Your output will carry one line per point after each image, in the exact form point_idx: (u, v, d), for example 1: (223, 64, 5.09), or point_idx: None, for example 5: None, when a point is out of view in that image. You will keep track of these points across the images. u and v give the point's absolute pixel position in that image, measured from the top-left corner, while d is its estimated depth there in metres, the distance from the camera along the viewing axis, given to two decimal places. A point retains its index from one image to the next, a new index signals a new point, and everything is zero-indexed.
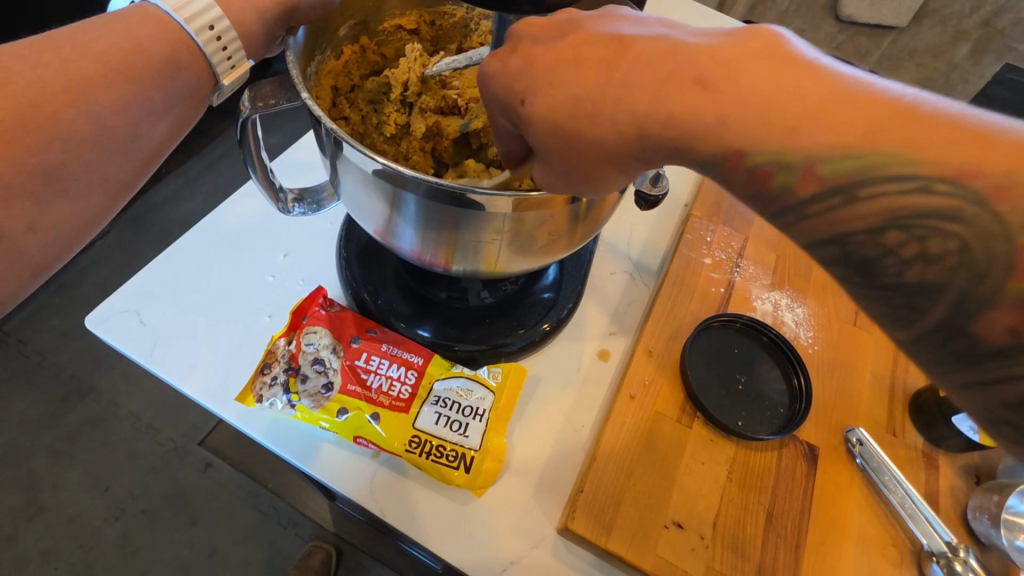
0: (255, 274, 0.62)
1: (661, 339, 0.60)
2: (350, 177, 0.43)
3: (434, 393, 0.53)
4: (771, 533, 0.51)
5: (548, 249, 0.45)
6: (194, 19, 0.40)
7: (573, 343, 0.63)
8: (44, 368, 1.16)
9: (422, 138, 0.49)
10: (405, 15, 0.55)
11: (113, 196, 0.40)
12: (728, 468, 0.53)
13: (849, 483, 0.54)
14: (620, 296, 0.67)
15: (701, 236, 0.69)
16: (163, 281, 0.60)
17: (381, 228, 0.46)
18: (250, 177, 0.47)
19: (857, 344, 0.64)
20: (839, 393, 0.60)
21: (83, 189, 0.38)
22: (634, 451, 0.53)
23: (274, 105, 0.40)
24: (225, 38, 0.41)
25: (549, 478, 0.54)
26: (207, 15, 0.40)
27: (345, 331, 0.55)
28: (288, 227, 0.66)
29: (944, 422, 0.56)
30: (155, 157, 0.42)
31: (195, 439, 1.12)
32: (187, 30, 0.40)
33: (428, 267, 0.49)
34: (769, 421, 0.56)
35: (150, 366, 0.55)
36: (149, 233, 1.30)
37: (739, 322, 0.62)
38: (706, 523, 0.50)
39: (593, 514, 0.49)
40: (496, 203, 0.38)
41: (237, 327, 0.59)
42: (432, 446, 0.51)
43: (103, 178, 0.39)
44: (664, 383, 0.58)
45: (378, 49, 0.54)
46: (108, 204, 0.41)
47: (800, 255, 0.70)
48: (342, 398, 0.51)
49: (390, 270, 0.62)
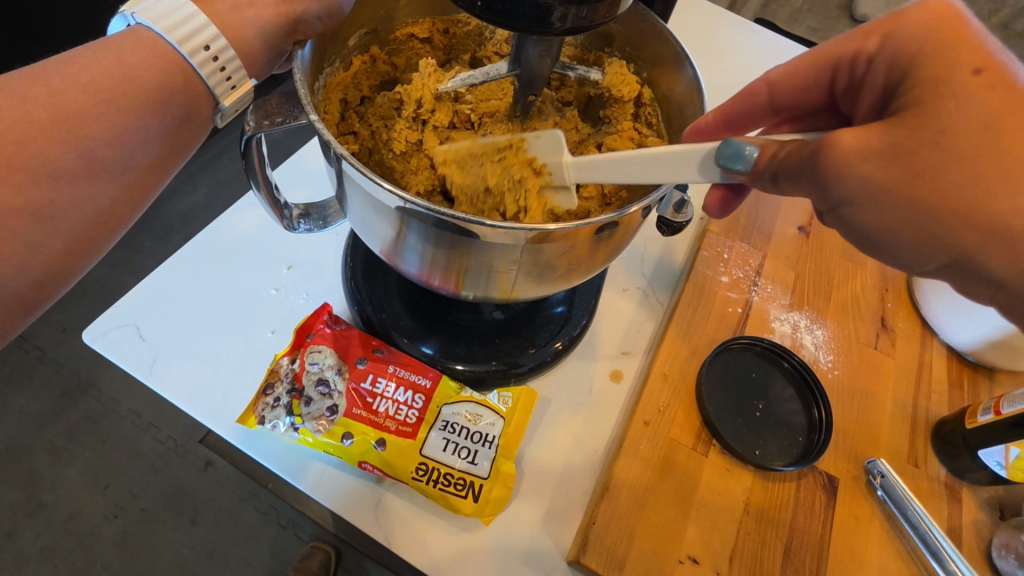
0: (258, 287, 0.60)
1: (676, 363, 0.58)
2: (358, 197, 0.41)
3: (442, 417, 0.51)
4: (788, 569, 0.49)
5: (566, 277, 0.44)
6: (188, 40, 0.38)
7: (586, 363, 0.61)
8: (45, 364, 1.14)
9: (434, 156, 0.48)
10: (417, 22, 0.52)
11: (108, 225, 0.39)
12: (745, 499, 0.52)
13: (869, 516, 0.53)
14: (633, 314, 0.65)
15: (718, 253, 0.67)
16: (163, 293, 0.58)
17: (389, 249, 0.44)
18: (254, 192, 0.45)
19: (879, 368, 0.62)
20: (859, 421, 0.58)
21: (84, 221, 0.37)
22: (648, 480, 0.51)
23: (280, 123, 0.38)
24: (223, 59, 0.39)
25: (560, 505, 0.53)
26: (203, 36, 0.38)
27: (351, 351, 0.53)
28: (294, 238, 0.64)
29: (970, 455, 0.54)
30: (151, 184, 0.41)
31: (195, 438, 1.10)
32: (181, 53, 0.38)
33: (436, 290, 0.47)
34: (788, 450, 0.55)
35: (149, 384, 0.54)
36: (153, 228, 1.28)
37: (759, 346, 0.60)
38: (722, 558, 0.49)
39: (606, 549, 0.47)
40: (509, 234, 0.36)
41: (238, 342, 0.57)
42: (440, 474, 0.49)
43: (99, 206, 0.38)
44: (678, 409, 0.56)
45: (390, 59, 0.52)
46: (107, 235, 0.40)
47: (820, 274, 0.67)
48: (347, 422, 0.50)
49: (397, 286, 0.60)
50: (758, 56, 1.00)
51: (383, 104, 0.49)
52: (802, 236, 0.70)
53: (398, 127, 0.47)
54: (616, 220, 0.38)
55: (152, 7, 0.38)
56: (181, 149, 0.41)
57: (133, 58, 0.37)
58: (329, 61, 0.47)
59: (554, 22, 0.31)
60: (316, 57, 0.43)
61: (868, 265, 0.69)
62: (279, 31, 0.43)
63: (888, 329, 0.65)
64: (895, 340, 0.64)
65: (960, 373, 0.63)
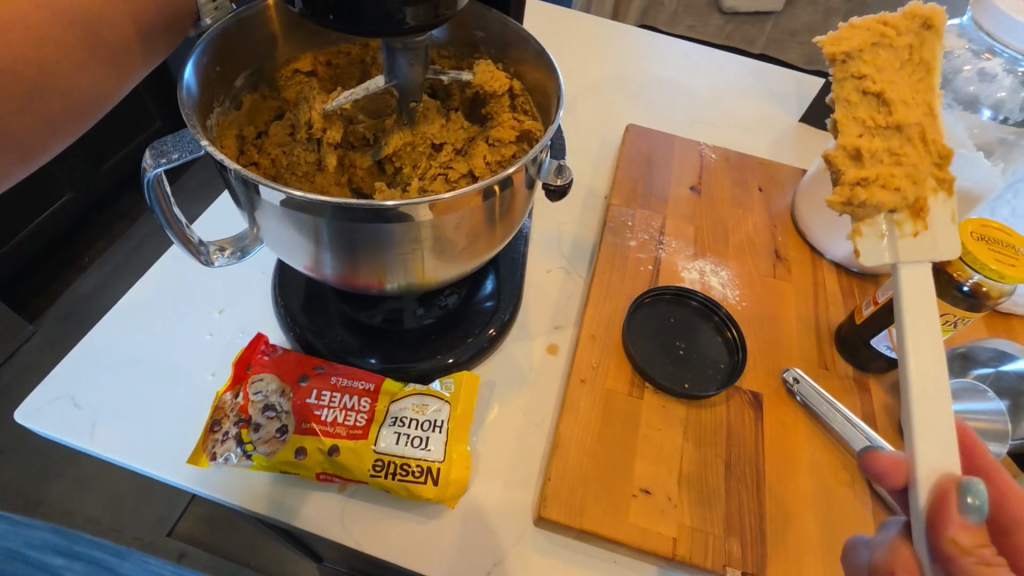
0: (191, 334, 0.61)
1: (601, 323, 0.63)
2: (267, 212, 0.44)
3: (390, 414, 0.53)
4: (732, 481, 0.53)
5: (471, 252, 0.48)
6: None
7: (522, 343, 0.65)
8: None
9: (336, 172, 0.52)
10: (299, 55, 0.56)
11: None
12: (683, 428, 0.56)
13: (794, 420, 0.58)
14: (558, 292, 0.70)
15: (623, 222, 0.73)
16: (92, 359, 0.58)
17: (308, 261, 0.48)
18: (166, 232, 0.47)
19: (781, 293, 0.69)
20: (771, 340, 0.64)
21: None
22: (593, 430, 0.55)
23: (177, 159, 0.41)
24: None
25: (518, 475, 0.56)
26: None
27: (292, 371, 0.55)
28: (221, 284, 0.66)
29: (866, 346, 0.61)
30: None
31: (164, 533, 1.13)
32: None
33: (362, 291, 0.51)
34: (713, 378, 0.60)
35: (91, 449, 0.53)
36: (85, 334, 1.33)
37: (668, 293, 0.66)
38: (671, 485, 0.52)
39: (565, 500, 0.50)
40: (405, 211, 0.40)
41: (178, 390, 0.58)
42: (397, 466, 0.50)
43: None
44: (611, 362, 0.60)
45: (278, 94, 0.55)
46: None
47: (715, 224, 0.75)
48: (298, 438, 0.51)
49: (333, 310, 0.63)
50: (634, 51, 1.11)
51: (280, 133, 0.52)
52: (695, 195, 0.78)
53: (296, 150, 0.51)
54: (500, 184, 0.42)
55: None
56: None
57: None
58: (219, 103, 0.49)
59: (406, 21, 0.36)
60: (203, 98, 0.45)
61: (755, 210, 0.78)
62: None
63: (783, 259, 0.73)
64: (790, 267, 0.72)
65: (849, 285, 0.72)
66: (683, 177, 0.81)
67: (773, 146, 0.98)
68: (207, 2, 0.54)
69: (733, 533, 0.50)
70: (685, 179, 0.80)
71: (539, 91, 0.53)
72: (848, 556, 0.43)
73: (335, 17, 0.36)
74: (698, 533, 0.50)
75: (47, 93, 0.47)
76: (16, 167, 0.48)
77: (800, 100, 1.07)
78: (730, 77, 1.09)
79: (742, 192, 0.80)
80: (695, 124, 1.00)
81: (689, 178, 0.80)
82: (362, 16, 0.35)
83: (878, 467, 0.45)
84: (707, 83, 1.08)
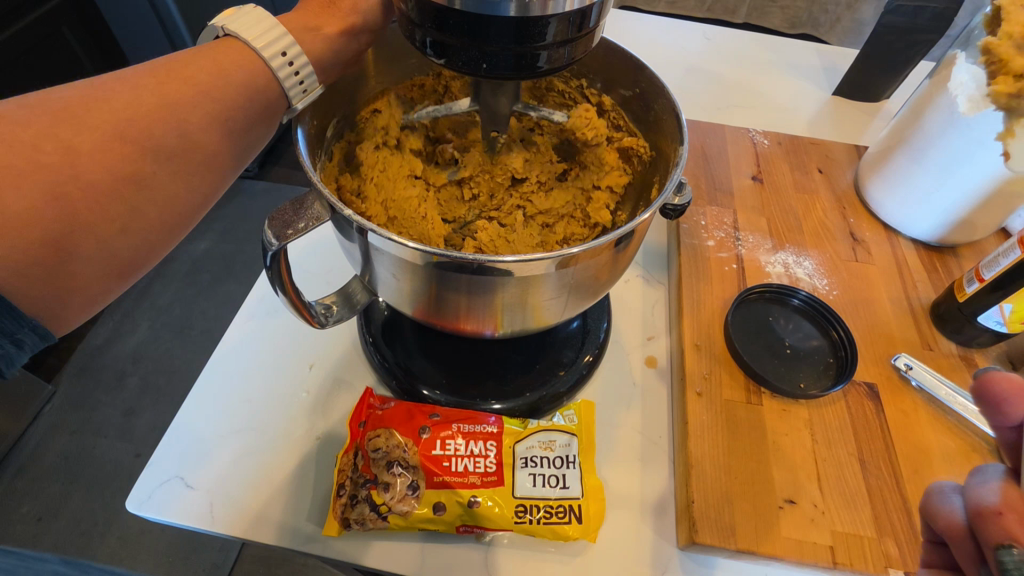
0: (287, 394, 0.59)
1: (701, 331, 0.62)
2: (390, 270, 0.43)
3: (519, 455, 0.52)
4: (870, 477, 0.53)
5: (593, 289, 0.47)
6: (268, 47, 0.43)
7: (620, 359, 0.64)
8: None
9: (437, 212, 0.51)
10: (382, 94, 0.56)
11: (90, 298, 0.39)
12: (809, 430, 0.55)
13: (914, 407, 0.58)
14: (643, 301, 0.69)
15: (696, 222, 0.71)
16: (192, 435, 0.56)
17: (425, 309, 0.47)
18: (278, 299, 0.45)
19: (867, 278, 0.68)
20: (871, 326, 0.64)
21: (62, 303, 0.38)
22: (722, 444, 0.54)
23: (304, 228, 0.39)
24: (297, 63, 0.44)
25: (651, 499, 0.54)
26: (281, 43, 0.43)
27: (409, 422, 0.53)
28: (305, 337, 0.64)
29: (972, 323, 0.61)
30: (141, 262, 0.42)
31: None
32: (263, 57, 0.43)
33: (475, 334, 0.50)
34: (826, 374, 0.60)
35: (213, 530, 0.51)
36: (98, 382, 1.31)
37: (769, 291, 0.65)
38: (813, 492, 0.52)
39: (714, 521, 0.49)
40: (542, 264, 0.39)
41: (286, 455, 0.55)
42: (541, 510, 0.49)
43: (82, 292, 0.38)
44: (721, 371, 0.59)
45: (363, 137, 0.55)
46: (75, 314, 0.39)
47: (785, 211, 0.74)
48: (433, 493, 0.49)
49: (414, 340, 0.61)
50: (651, 35, 1.09)
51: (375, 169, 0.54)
52: (758, 184, 0.77)
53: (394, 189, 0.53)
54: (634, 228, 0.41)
55: (240, 21, 0.44)
56: (167, 233, 0.42)
57: (101, 154, 0.37)
58: (318, 158, 0.49)
59: (539, 64, 0.34)
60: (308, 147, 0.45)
61: (820, 193, 0.77)
62: (245, 120, 0.43)
63: (859, 240, 0.72)
64: (868, 248, 0.72)
65: (930, 260, 0.71)
66: (743, 166, 0.79)
67: (812, 124, 0.95)
68: (294, 88, 0.45)
69: (886, 534, 0.50)
70: (745, 168, 0.79)
71: (637, 104, 0.52)
72: (936, 507, 0.32)
73: (480, 66, 0.34)
74: (852, 538, 0.49)
75: (145, 209, 0.39)
76: (113, 288, 0.41)
77: (827, 73, 1.04)
78: (752, 58, 1.06)
79: (803, 176, 0.79)
80: (727, 110, 0.97)
81: (748, 167, 0.79)
82: (501, 62, 0.33)
83: (993, 391, 0.31)
84: (730, 66, 1.04)
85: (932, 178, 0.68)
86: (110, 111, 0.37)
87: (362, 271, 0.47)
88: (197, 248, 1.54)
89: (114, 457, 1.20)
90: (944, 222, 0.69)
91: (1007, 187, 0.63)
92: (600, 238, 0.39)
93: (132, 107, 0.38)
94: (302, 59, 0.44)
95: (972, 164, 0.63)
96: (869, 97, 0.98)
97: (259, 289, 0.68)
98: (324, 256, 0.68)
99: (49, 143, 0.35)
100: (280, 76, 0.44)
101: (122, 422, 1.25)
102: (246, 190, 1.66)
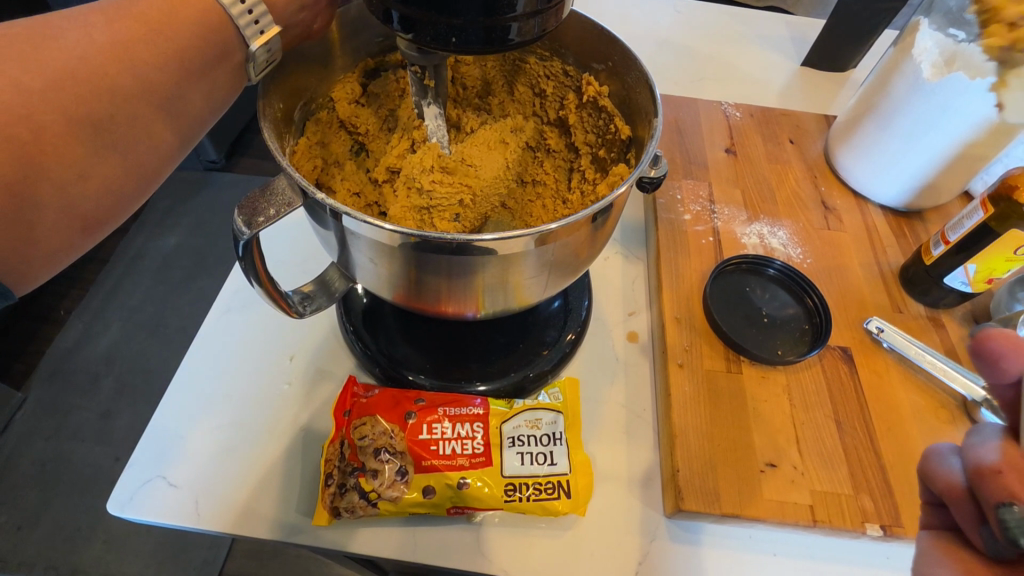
0: (268, 386, 0.59)
1: (682, 304, 0.63)
2: (366, 253, 0.43)
3: (506, 434, 0.52)
4: (845, 437, 0.55)
5: (571, 266, 0.47)
6: None
7: (602, 336, 0.64)
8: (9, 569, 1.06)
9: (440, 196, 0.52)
10: (352, 70, 0.55)
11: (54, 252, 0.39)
12: (787, 395, 0.57)
13: (886, 368, 0.59)
14: (622, 277, 0.69)
15: (672, 197, 0.72)
16: (173, 433, 0.55)
17: (404, 292, 0.47)
18: (254, 290, 0.43)
19: (839, 244, 0.70)
20: (844, 292, 0.65)
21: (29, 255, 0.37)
22: (705, 413, 0.55)
23: (275, 215, 0.38)
24: (251, 4, 0.41)
25: (637, 472, 0.55)
26: None
27: (394, 409, 0.52)
28: (284, 329, 0.63)
29: (939, 285, 0.63)
30: (106, 218, 0.41)
31: None
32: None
33: (456, 316, 0.50)
34: (801, 340, 0.61)
35: (200, 527, 0.50)
36: (70, 386, 1.27)
37: (745, 262, 0.66)
38: (793, 454, 0.53)
39: (700, 489, 0.51)
40: (519, 242, 0.39)
41: (270, 447, 0.55)
42: (530, 487, 0.50)
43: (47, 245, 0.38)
44: (702, 342, 0.60)
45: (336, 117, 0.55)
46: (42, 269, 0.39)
47: (758, 182, 0.75)
48: (423, 477, 0.49)
49: (397, 328, 0.61)
50: (620, 9, 1.07)
51: (337, 133, 0.55)
52: (731, 156, 0.78)
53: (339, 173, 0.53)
54: (609, 205, 0.40)
55: None
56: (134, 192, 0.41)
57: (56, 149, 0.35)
58: (288, 142, 0.48)
59: (511, 37, 0.33)
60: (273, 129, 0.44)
61: (792, 163, 0.78)
62: None
63: (830, 209, 0.74)
64: (839, 216, 0.73)
65: (898, 224, 0.73)
66: (716, 139, 0.79)
67: (783, 95, 0.95)
68: (249, 30, 0.42)
69: (862, 490, 0.52)
70: (718, 141, 0.79)
71: (610, 79, 0.51)
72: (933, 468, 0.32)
73: (449, 40, 0.33)
74: (831, 496, 0.51)
75: (106, 155, 0.38)
76: (78, 242, 0.40)
77: (795, 43, 1.05)
78: (720, 31, 1.06)
79: (775, 146, 0.80)
80: (699, 83, 0.97)
81: (721, 140, 0.79)
82: (473, 36, 0.32)
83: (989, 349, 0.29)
84: (699, 39, 1.04)
85: (898, 142, 0.69)
86: (61, 101, 0.35)
87: (338, 256, 0.46)
88: (165, 244, 1.49)
89: (92, 462, 1.17)
90: (912, 187, 0.71)
91: (971, 150, 0.65)
92: (576, 214, 0.39)
93: (94, 88, 0.36)
94: (256, 0, 0.41)
95: (935, 128, 0.65)
96: (837, 66, 0.99)
97: (233, 281, 0.66)
98: (300, 245, 0.66)
99: (8, 129, 0.33)
100: (232, 14, 0.41)
101: (99, 425, 1.22)
102: (212, 182, 1.61)
